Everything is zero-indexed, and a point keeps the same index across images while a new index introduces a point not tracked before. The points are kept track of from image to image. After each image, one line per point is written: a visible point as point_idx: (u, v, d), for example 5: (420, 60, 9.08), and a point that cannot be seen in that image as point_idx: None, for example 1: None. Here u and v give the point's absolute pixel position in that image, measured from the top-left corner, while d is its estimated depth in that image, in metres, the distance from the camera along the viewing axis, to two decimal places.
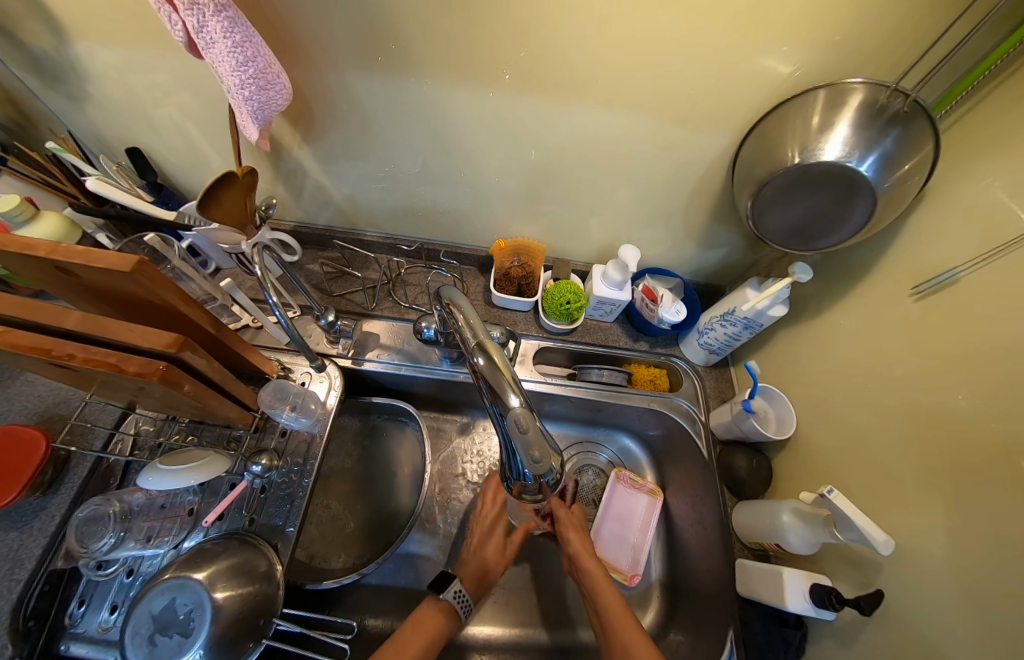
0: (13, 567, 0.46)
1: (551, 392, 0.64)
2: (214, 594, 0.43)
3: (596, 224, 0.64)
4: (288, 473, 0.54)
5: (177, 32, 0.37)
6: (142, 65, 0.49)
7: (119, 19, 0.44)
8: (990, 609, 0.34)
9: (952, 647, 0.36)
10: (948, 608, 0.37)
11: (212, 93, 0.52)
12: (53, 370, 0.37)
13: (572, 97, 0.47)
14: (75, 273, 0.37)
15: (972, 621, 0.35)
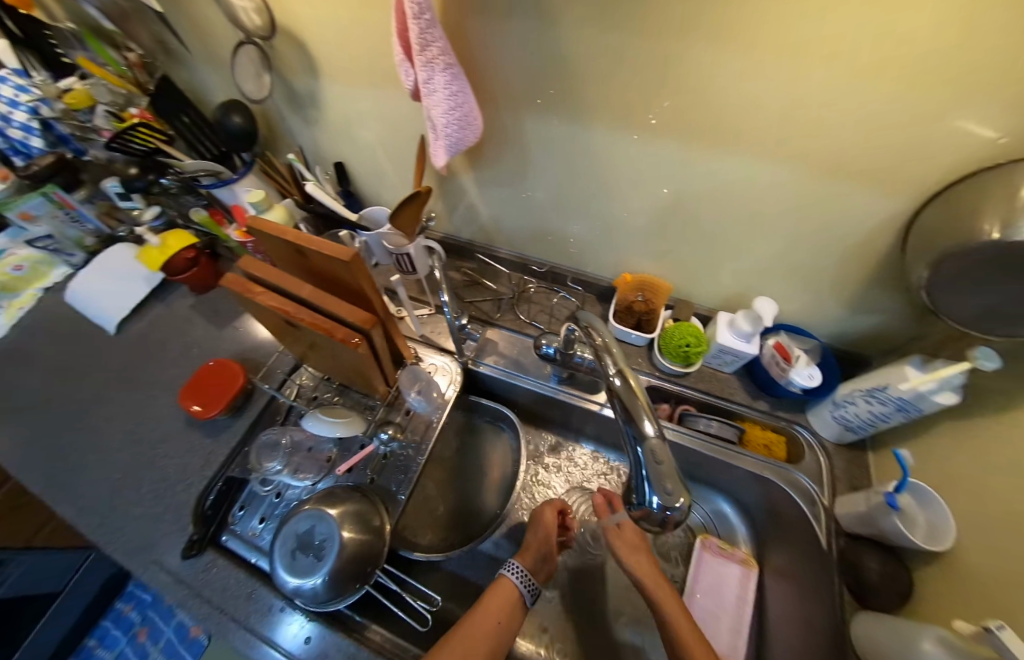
0: (207, 464, 0.62)
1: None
2: (342, 531, 0.51)
3: (728, 271, 0.63)
4: (407, 447, 0.62)
5: (409, 81, 0.46)
6: (357, 100, 0.62)
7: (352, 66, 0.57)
8: None
9: None
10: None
11: (398, 123, 0.64)
12: (277, 324, 0.48)
13: (731, 148, 0.47)
14: (306, 256, 0.47)
15: None
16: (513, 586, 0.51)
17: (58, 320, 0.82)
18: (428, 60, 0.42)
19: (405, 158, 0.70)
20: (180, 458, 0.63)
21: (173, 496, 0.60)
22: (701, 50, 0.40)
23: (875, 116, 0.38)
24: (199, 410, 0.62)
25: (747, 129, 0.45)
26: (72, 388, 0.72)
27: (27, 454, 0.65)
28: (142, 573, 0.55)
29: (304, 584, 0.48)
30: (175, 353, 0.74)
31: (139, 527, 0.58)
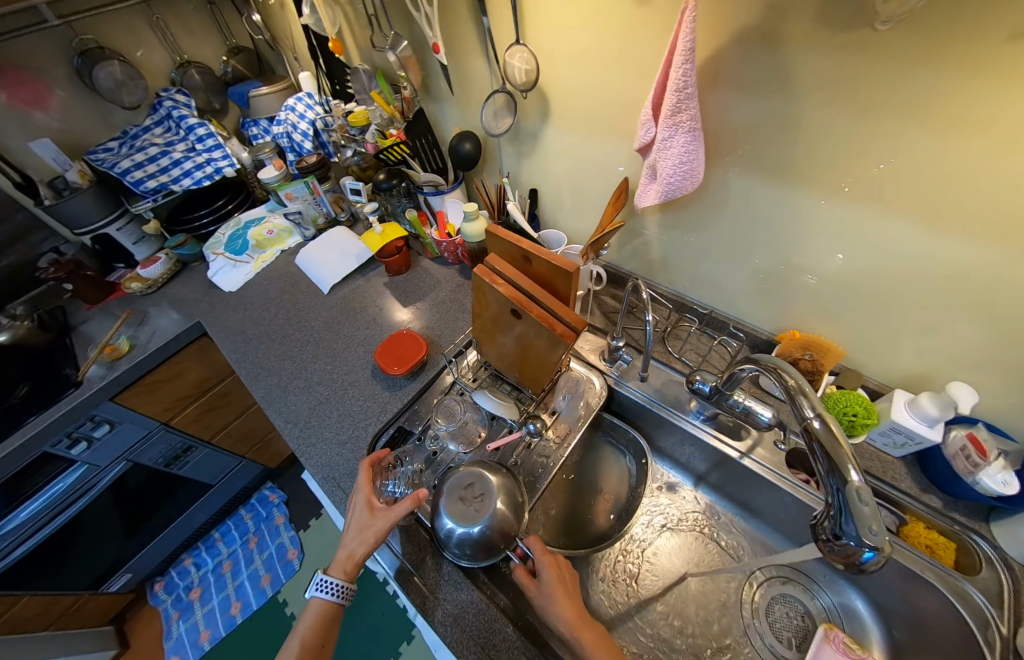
0: (382, 410, 0.76)
1: (800, 500, 0.61)
2: (497, 499, 0.59)
3: (913, 351, 0.60)
4: (548, 443, 0.68)
5: (646, 136, 0.55)
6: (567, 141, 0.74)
7: (576, 116, 0.69)
8: None
9: None
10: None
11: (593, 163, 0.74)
12: (497, 310, 0.58)
13: (963, 236, 0.47)
14: (529, 261, 0.58)
15: None
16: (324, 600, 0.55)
17: (285, 276, 1.06)
18: (675, 122, 0.51)
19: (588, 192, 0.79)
20: (363, 402, 0.78)
21: (356, 429, 0.74)
22: (947, 144, 0.43)
23: None
24: (392, 369, 0.76)
25: (989, 222, 0.44)
26: (291, 329, 0.93)
27: (258, 370, 0.86)
28: (324, 485, 0.68)
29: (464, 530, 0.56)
30: (367, 317, 0.92)
31: (326, 447, 0.73)
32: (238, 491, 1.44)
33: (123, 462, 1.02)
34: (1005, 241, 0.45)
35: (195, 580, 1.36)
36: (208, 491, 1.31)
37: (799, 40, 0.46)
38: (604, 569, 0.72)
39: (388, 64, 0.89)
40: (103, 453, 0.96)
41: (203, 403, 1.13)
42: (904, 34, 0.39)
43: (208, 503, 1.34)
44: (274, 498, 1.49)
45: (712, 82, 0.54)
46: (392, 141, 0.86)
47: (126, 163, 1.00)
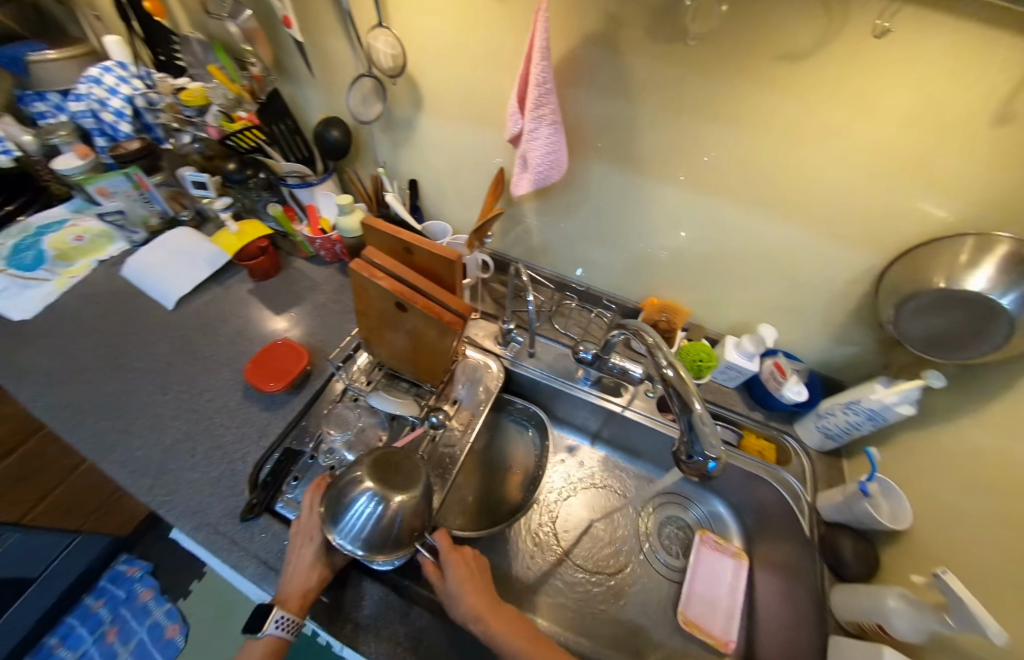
0: (262, 435, 0.68)
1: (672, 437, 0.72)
2: (405, 486, 0.51)
3: (735, 304, 0.77)
4: (451, 432, 0.69)
5: (513, 127, 0.59)
6: (445, 131, 0.73)
7: (453, 106, 0.69)
8: None
9: None
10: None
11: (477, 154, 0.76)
12: (380, 307, 0.56)
13: (762, 210, 0.63)
14: (411, 252, 0.56)
15: None
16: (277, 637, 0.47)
17: (109, 293, 0.84)
18: (538, 115, 0.55)
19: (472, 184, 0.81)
20: (237, 430, 0.68)
21: (230, 465, 0.65)
22: (745, 138, 0.56)
23: (862, 191, 0.55)
24: (266, 385, 0.68)
25: (776, 197, 0.60)
26: (127, 357, 0.75)
27: (81, 415, 0.67)
28: (198, 535, 0.58)
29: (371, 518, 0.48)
30: (235, 331, 0.79)
31: (193, 491, 0.62)
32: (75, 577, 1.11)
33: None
34: (785, 208, 0.61)
35: None
36: (24, 592, 0.98)
37: (629, 47, 0.53)
38: (524, 539, 0.77)
39: (226, 35, 0.76)
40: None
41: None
42: (708, 51, 0.50)
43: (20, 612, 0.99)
44: (132, 573, 1.19)
45: (569, 80, 0.60)
46: (241, 124, 0.75)
47: None
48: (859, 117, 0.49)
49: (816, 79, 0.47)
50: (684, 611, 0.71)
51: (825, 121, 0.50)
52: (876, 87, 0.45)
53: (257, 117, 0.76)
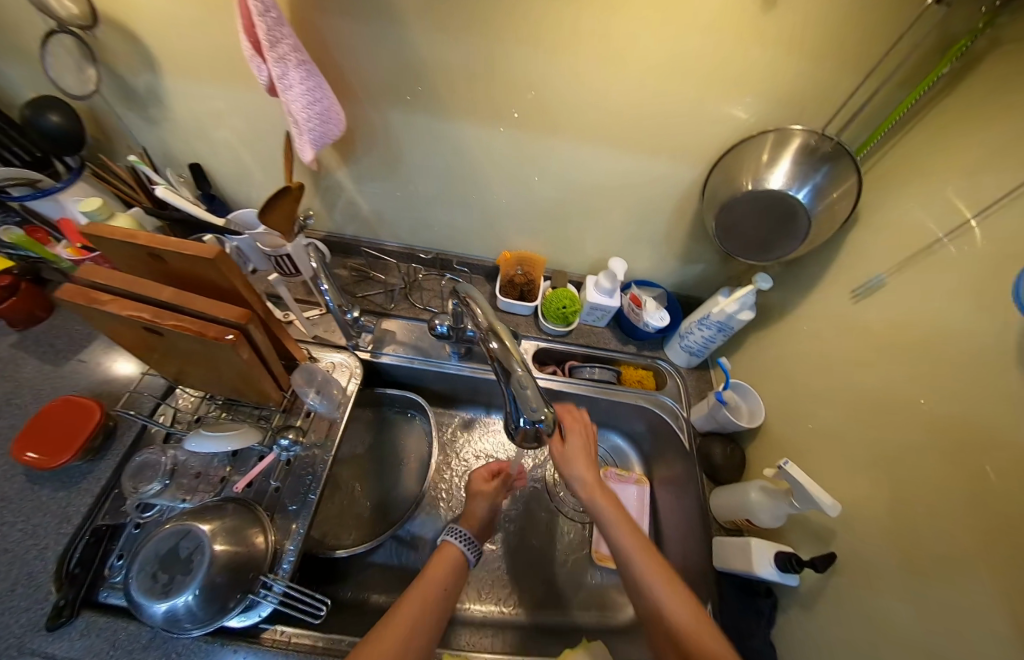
0: (62, 521, 0.53)
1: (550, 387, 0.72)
2: (213, 544, 0.48)
3: (590, 242, 0.74)
4: (311, 448, 0.61)
5: (262, 76, 0.46)
6: (211, 95, 0.59)
7: (202, 59, 0.54)
8: (929, 576, 0.40)
9: (891, 626, 0.42)
10: (887, 574, 0.43)
11: (263, 119, 0.62)
12: (129, 333, 0.43)
13: (587, 140, 0.58)
14: (163, 260, 0.44)
15: (906, 576, 0.42)
16: (457, 548, 0.52)
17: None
18: (280, 57, 0.43)
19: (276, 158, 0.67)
20: (22, 523, 0.52)
21: (24, 567, 0.50)
22: (544, 57, 0.49)
23: (671, 101, 0.52)
24: (44, 462, 0.52)
25: (595, 122, 0.55)
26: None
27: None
28: None
29: (179, 599, 0.44)
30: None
31: None
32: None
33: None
34: (602, 136, 0.57)
35: None
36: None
37: None
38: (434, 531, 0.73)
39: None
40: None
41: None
42: None
43: None
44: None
45: (321, 8, 0.47)
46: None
47: None
48: (635, 14, 0.44)
49: None
50: (599, 548, 0.74)
51: (609, 23, 0.45)
52: None
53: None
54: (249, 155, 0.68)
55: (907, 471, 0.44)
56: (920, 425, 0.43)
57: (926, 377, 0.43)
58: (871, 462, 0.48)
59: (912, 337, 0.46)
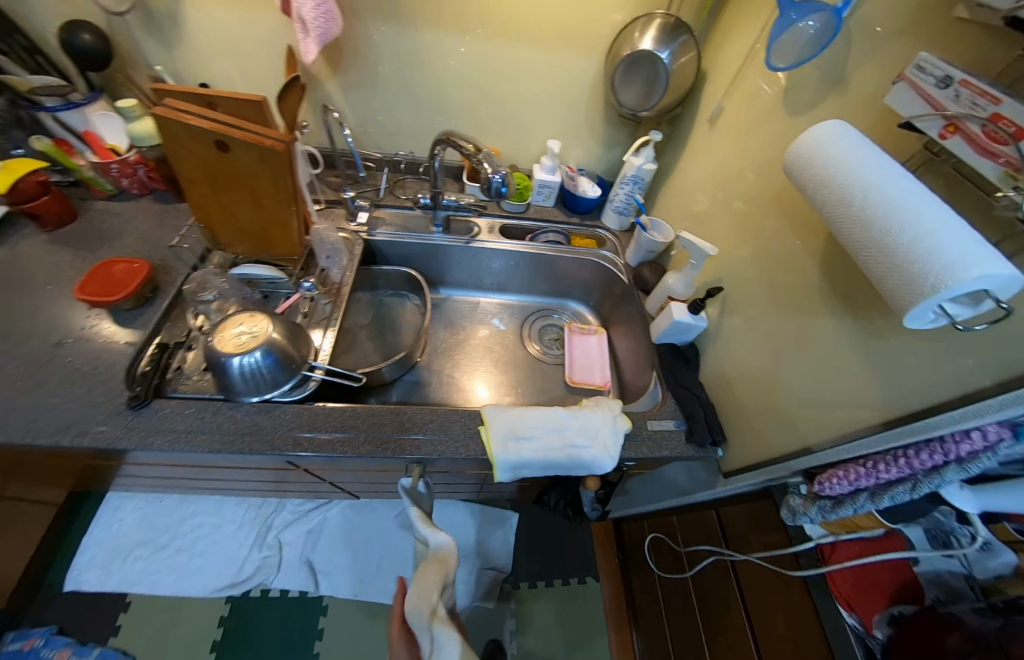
0: (121, 346, 0.63)
1: (516, 251, 0.93)
2: (271, 331, 0.59)
3: (534, 139, 0.96)
4: (328, 292, 0.75)
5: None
6: (219, 17, 0.74)
7: None
8: (769, 267, 0.61)
9: (760, 308, 0.62)
10: (753, 283, 0.64)
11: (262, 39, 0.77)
12: (199, 153, 0.59)
13: (518, 41, 0.79)
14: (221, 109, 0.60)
15: (759, 276, 0.63)
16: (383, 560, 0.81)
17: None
18: None
19: (272, 76, 0.83)
20: (86, 352, 0.62)
21: (97, 376, 0.60)
22: None
23: (571, 3, 0.74)
24: (106, 299, 0.63)
25: (520, 25, 0.77)
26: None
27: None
28: (78, 437, 0.54)
29: (250, 358, 0.56)
30: (37, 276, 0.70)
31: (50, 411, 0.56)
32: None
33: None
34: (529, 37, 0.78)
35: None
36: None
37: None
38: (435, 381, 0.89)
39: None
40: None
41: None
42: None
43: None
44: None
45: None
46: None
47: None
48: None
49: None
50: (571, 376, 0.91)
51: None
52: None
53: None
54: (248, 79, 0.83)
55: (750, 215, 0.65)
56: (750, 181, 0.66)
57: (749, 154, 0.67)
58: (734, 221, 0.69)
59: (740, 133, 0.69)
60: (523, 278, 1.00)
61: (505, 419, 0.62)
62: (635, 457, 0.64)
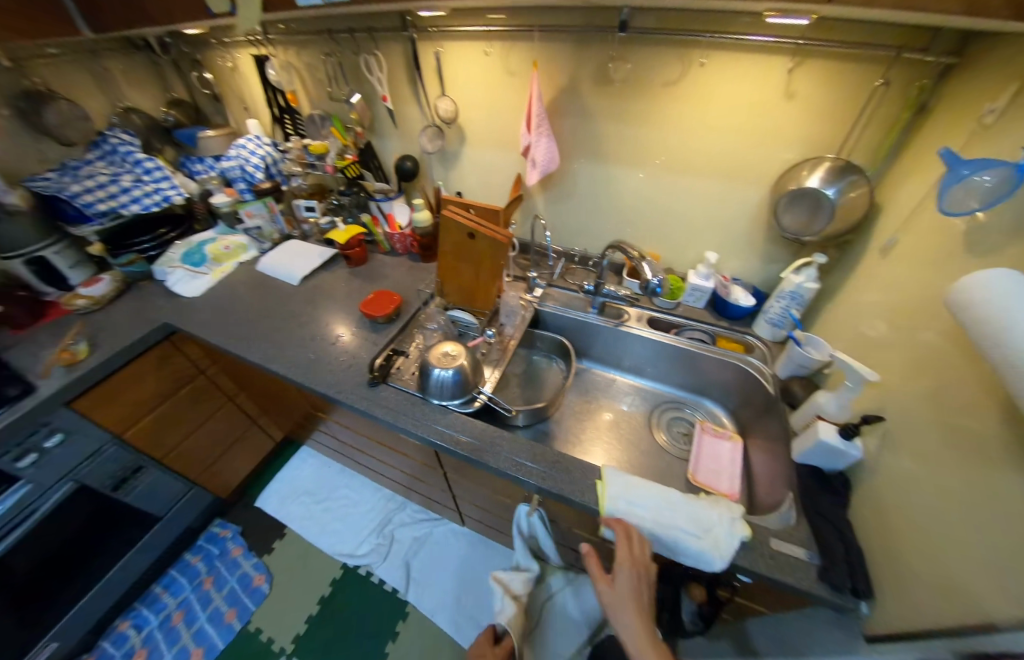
0: (372, 344, 0.99)
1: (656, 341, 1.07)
2: (460, 359, 0.85)
3: (693, 248, 1.11)
4: (500, 340, 1.00)
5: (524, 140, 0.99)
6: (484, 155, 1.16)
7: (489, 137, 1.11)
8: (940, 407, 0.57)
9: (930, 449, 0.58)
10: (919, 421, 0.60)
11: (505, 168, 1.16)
12: (457, 240, 0.91)
13: (689, 175, 0.98)
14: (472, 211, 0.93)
15: (927, 414, 0.59)
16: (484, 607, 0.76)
17: (256, 283, 1.24)
18: (540, 132, 0.97)
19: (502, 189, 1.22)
20: (357, 345, 1.00)
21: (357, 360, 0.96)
22: (667, 127, 0.94)
23: (742, 149, 0.90)
24: (374, 312, 1.01)
25: (692, 164, 0.96)
26: (274, 314, 1.11)
27: (254, 341, 1.02)
28: (341, 393, 0.87)
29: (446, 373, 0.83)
30: (345, 296, 1.17)
31: (333, 375, 0.92)
32: (177, 535, 1.41)
33: (70, 481, 1.05)
34: (700, 172, 0.97)
35: (136, 643, 1.25)
36: (151, 528, 1.30)
37: (588, 88, 0.95)
38: (564, 437, 1.05)
39: (341, 109, 1.21)
40: (48, 470, 1.00)
41: (161, 412, 1.21)
42: (633, 84, 0.91)
43: (140, 550, 1.29)
44: (226, 532, 1.50)
45: (559, 114, 1.01)
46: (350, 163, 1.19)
47: (79, 190, 1.17)
48: (718, 107, 0.87)
49: (693, 90, 0.87)
50: (693, 473, 0.94)
51: (705, 112, 0.88)
52: (722, 86, 0.84)
53: (356, 157, 1.21)
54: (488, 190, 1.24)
55: (920, 350, 0.63)
56: (922, 317, 0.64)
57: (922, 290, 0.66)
58: (900, 352, 0.68)
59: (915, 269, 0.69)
60: (659, 367, 1.13)
61: (620, 480, 0.71)
62: (746, 565, 0.63)
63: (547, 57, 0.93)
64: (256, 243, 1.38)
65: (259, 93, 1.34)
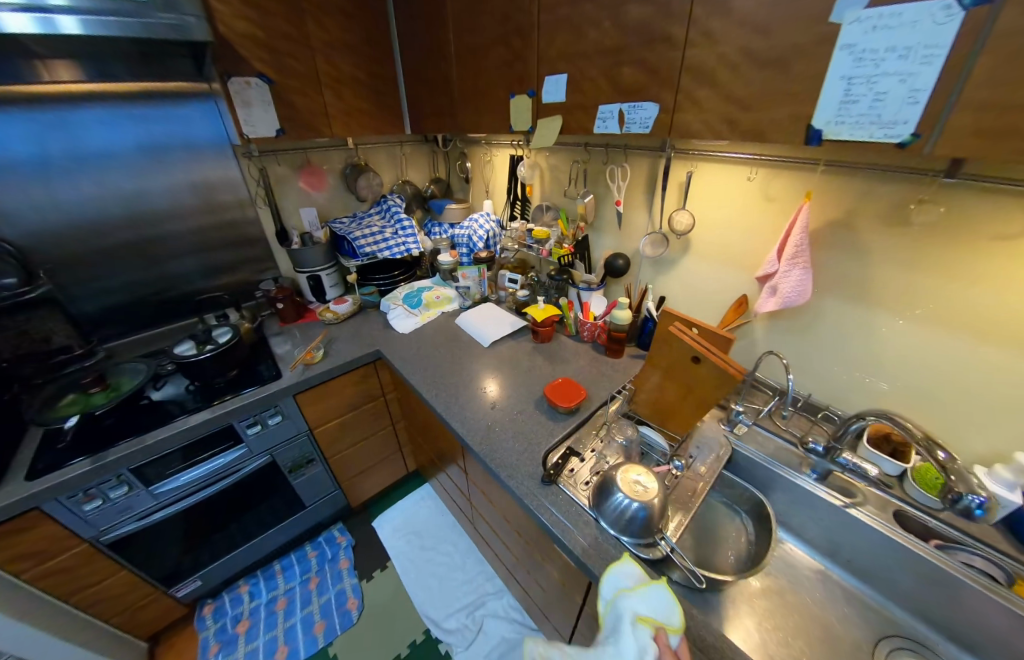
0: (549, 432, 0.99)
1: (903, 546, 0.83)
2: (652, 495, 0.75)
3: (989, 441, 0.81)
4: (687, 477, 0.89)
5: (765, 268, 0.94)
6: (704, 268, 1.13)
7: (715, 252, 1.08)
8: None
9: None
10: None
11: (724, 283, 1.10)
12: (676, 356, 0.86)
13: (1009, 351, 0.74)
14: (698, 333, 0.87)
15: None
16: None
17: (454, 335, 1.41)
18: (794, 262, 0.89)
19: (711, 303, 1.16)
20: (535, 425, 1.01)
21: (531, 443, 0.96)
22: (983, 288, 0.74)
23: None
24: (559, 397, 1.04)
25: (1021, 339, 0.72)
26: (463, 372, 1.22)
27: (447, 394, 1.13)
28: (513, 482, 0.87)
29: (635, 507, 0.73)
30: (527, 370, 1.23)
31: (508, 453, 0.93)
32: (314, 525, 1.58)
33: (265, 456, 1.25)
34: None
35: (244, 611, 1.39)
36: (298, 512, 1.47)
37: (864, 227, 0.83)
38: (740, 620, 0.87)
39: (570, 205, 1.38)
40: (261, 442, 1.22)
41: (349, 418, 1.41)
42: (937, 232, 0.76)
43: (288, 527, 1.47)
44: (343, 541, 1.60)
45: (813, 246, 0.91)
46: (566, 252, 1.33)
47: (359, 235, 1.57)
48: None
49: None
50: None
51: None
52: None
53: (571, 247, 1.35)
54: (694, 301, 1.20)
55: None
56: None
57: None
58: None
59: None
60: (900, 582, 0.86)
61: None
62: None
63: (823, 187, 0.85)
64: (459, 297, 1.60)
65: (501, 183, 1.65)
